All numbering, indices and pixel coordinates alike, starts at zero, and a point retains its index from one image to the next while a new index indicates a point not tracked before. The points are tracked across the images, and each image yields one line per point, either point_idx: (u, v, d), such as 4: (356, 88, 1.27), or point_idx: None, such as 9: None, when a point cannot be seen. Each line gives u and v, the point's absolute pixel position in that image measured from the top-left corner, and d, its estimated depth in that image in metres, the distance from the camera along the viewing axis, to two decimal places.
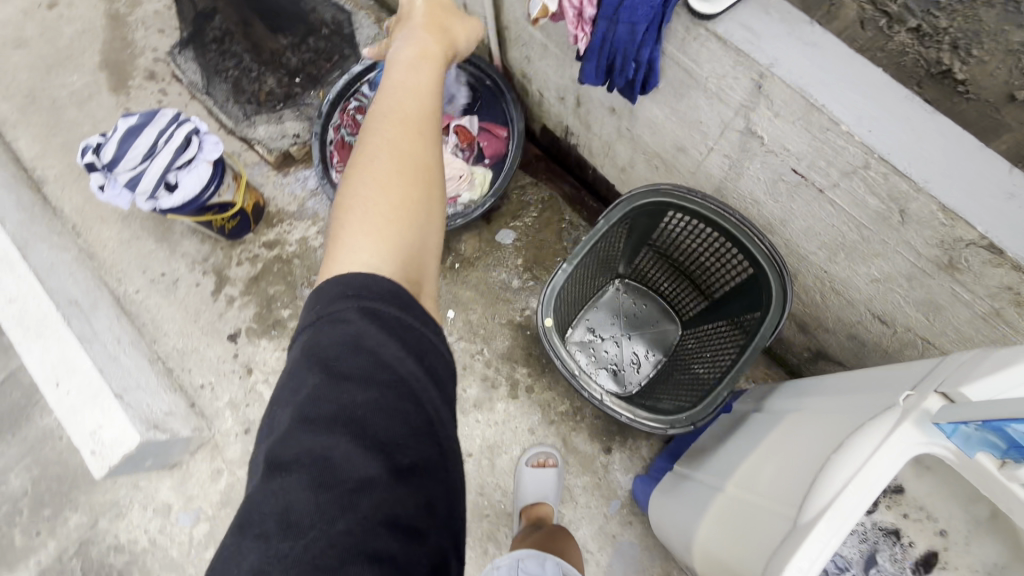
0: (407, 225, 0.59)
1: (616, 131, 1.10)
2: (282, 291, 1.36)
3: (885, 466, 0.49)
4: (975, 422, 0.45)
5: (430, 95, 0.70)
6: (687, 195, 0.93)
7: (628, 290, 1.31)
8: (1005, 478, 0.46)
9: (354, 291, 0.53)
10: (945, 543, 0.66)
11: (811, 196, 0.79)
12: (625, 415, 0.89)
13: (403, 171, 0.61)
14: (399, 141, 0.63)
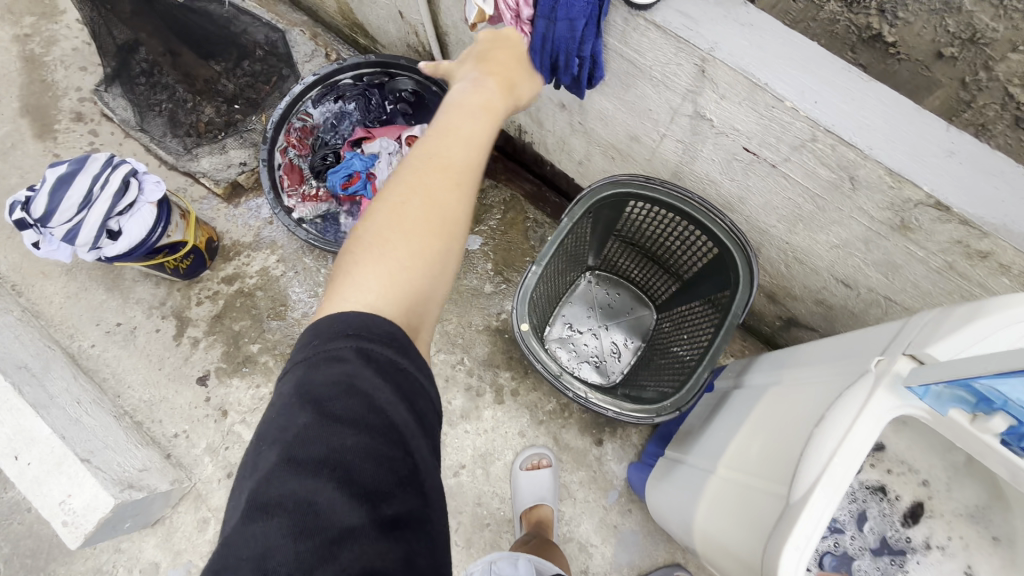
0: (419, 272, 0.57)
1: (569, 125, 1.10)
2: (248, 326, 1.31)
3: (865, 431, 0.50)
4: (944, 381, 0.46)
5: (479, 142, 0.67)
6: (646, 183, 0.94)
7: (600, 281, 1.32)
8: (978, 431, 0.47)
9: (354, 331, 0.51)
10: (928, 493, 0.69)
11: (765, 173, 0.80)
12: (611, 410, 0.87)
13: (429, 220, 0.59)
14: (433, 187, 0.61)
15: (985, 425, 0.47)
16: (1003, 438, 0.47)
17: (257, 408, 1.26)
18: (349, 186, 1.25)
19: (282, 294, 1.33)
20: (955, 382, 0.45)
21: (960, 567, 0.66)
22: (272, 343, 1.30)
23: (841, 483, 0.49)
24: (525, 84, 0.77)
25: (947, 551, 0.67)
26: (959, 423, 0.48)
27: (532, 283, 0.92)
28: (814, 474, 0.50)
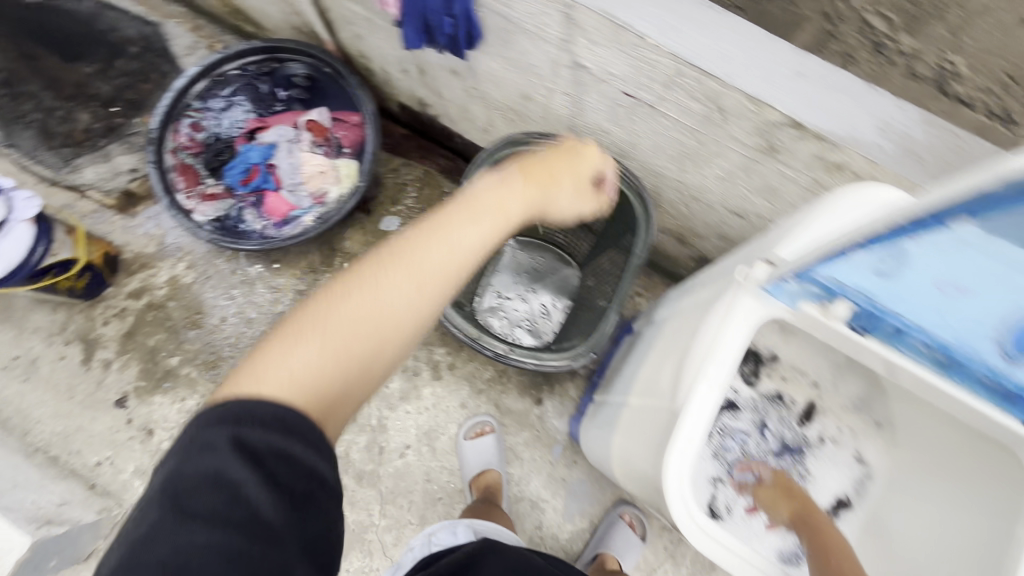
0: (334, 370, 0.50)
1: (465, 92, 1.09)
2: (164, 339, 1.24)
3: (730, 332, 0.56)
4: (794, 276, 0.52)
5: (470, 258, 0.57)
6: (543, 139, 0.94)
7: (523, 247, 1.34)
8: (827, 319, 0.52)
9: (237, 419, 0.45)
10: (819, 393, 0.76)
11: (648, 115, 0.83)
12: (530, 363, 0.89)
13: (369, 320, 0.51)
14: (389, 286, 0.52)
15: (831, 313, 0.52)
16: (852, 325, 0.51)
17: (184, 422, 1.20)
18: (249, 181, 1.22)
19: (196, 302, 1.27)
20: (802, 275, 0.51)
21: (850, 454, 0.74)
22: (193, 354, 1.24)
23: (717, 379, 0.56)
24: (552, 187, 0.68)
25: (838, 442, 0.75)
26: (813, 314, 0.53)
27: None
28: (693, 383, 0.56)
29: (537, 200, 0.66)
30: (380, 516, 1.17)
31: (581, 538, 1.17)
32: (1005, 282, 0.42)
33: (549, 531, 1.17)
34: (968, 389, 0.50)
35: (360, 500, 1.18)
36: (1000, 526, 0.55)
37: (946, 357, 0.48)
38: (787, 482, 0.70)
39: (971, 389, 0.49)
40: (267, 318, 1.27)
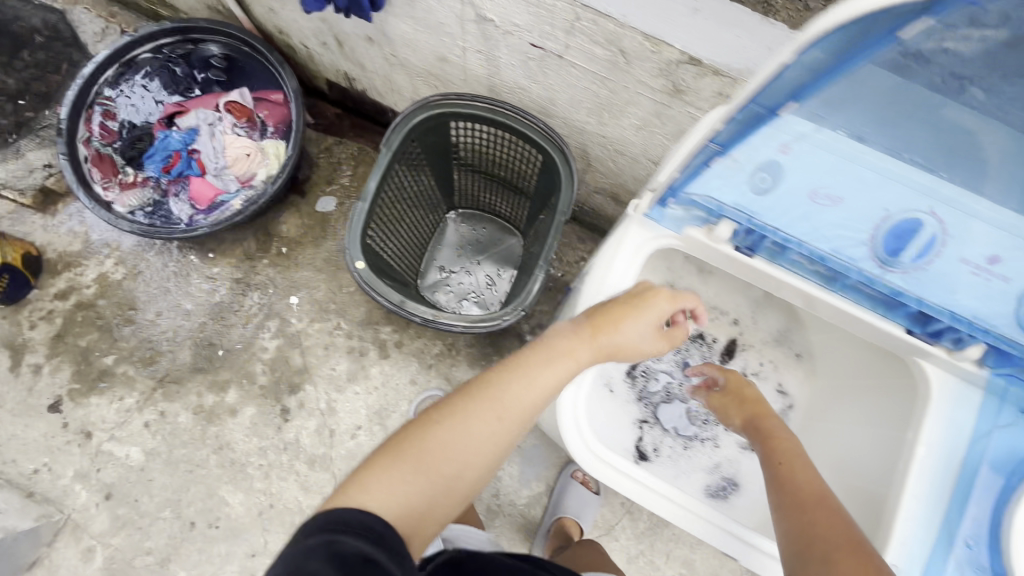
0: (422, 487, 0.51)
1: (385, 60, 1.07)
2: (96, 339, 1.20)
3: (624, 256, 0.66)
4: (671, 199, 0.61)
5: (544, 389, 0.58)
6: (458, 101, 0.93)
7: (465, 219, 1.32)
8: (707, 236, 0.62)
9: (335, 525, 0.44)
10: (740, 329, 0.78)
11: (559, 66, 0.82)
12: (459, 325, 0.86)
13: (453, 445, 0.54)
14: (473, 415, 0.55)
15: (710, 233, 0.62)
16: (737, 246, 0.62)
17: (124, 421, 1.17)
18: (170, 169, 1.16)
19: (129, 298, 1.23)
20: (677, 197, 0.61)
21: (772, 386, 0.76)
22: (128, 351, 1.20)
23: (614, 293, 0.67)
24: (622, 326, 0.62)
25: (760, 376, 0.77)
26: (699, 236, 0.63)
27: (362, 218, 0.87)
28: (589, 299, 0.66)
29: (608, 345, 0.62)
30: None
31: (539, 502, 1.18)
32: (857, 186, 0.52)
33: (507, 498, 1.18)
34: (847, 295, 0.60)
35: (313, 485, 1.16)
36: (889, 431, 0.62)
37: (826, 269, 0.59)
38: (743, 392, 0.68)
39: (850, 296, 0.60)
40: (205, 309, 1.23)
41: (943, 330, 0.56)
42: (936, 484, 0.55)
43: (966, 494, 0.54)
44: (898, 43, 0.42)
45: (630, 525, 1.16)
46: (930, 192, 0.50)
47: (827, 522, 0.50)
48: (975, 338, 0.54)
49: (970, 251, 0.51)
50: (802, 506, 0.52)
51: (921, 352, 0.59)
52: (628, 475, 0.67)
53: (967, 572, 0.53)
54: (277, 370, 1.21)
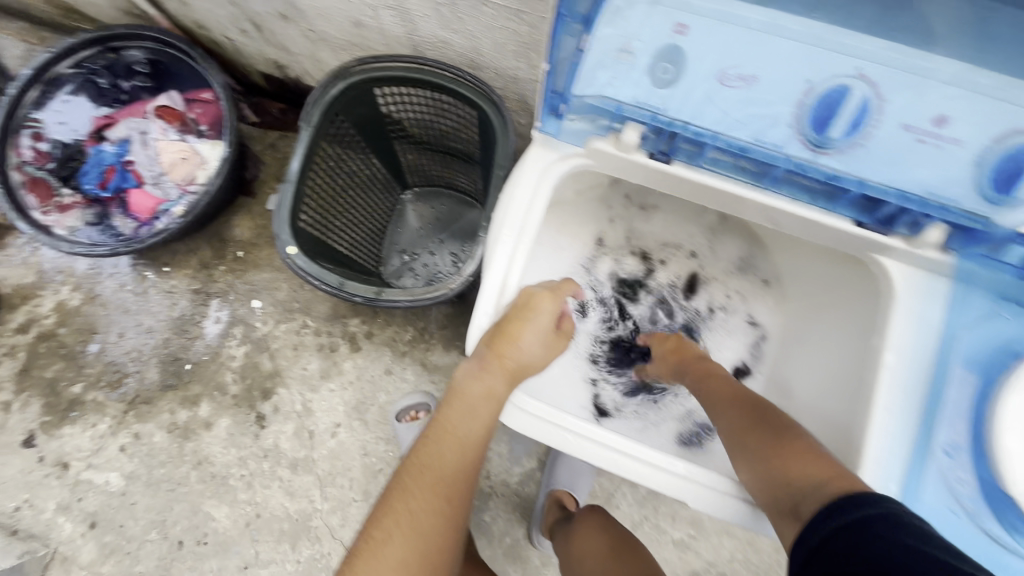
0: None
1: (305, 37, 1.01)
2: (62, 368, 1.17)
3: (530, 185, 0.60)
4: (566, 108, 0.55)
5: (472, 451, 0.61)
6: (375, 63, 0.88)
7: (423, 198, 1.25)
8: (618, 148, 0.56)
9: None
10: (698, 263, 0.80)
11: (472, 7, 0.75)
12: (404, 300, 0.88)
13: (414, 556, 0.54)
14: (420, 515, 0.56)
15: (621, 143, 0.56)
16: (651, 152, 0.56)
17: (100, 448, 1.14)
18: (108, 183, 1.15)
19: (90, 323, 1.20)
20: (574, 106, 0.54)
21: (741, 316, 0.77)
22: (96, 377, 1.17)
23: (517, 222, 0.60)
24: (520, 343, 0.61)
25: (728, 308, 0.78)
26: (608, 150, 0.57)
27: (288, 200, 0.89)
28: (496, 234, 0.60)
29: (514, 364, 0.61)
30: (323, 500, 1.11)
31: (533, 478, 1.13)
32: (767, 57, 0.46)
33: (498, 478, 1.13)
34: (781, 191, 0.55)
35: (298, 489, 1.12)
36: (860, 344, 0.58)
37: (754, 164, 0.53)
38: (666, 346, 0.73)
39: (786, 192, 0.54)
40: (168, 324, 1.20)
41: (896, 215, 0.52)
42: (909, 390, 0.51)
43: (941, 393, 0.51)
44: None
45: (630, 491, 1.10)
46: (846, 47, 0.45)
47: (749, 422, 0.57)
48: (931, 217, 0.49)
49: (911, 116, 0.45)
50: (728, 415, 0.59)
51: (882, 248, 0.54)
52: (571, 430, 0.60)
53: (946, 479, 0.49)
54: (248, 378, 1.17)
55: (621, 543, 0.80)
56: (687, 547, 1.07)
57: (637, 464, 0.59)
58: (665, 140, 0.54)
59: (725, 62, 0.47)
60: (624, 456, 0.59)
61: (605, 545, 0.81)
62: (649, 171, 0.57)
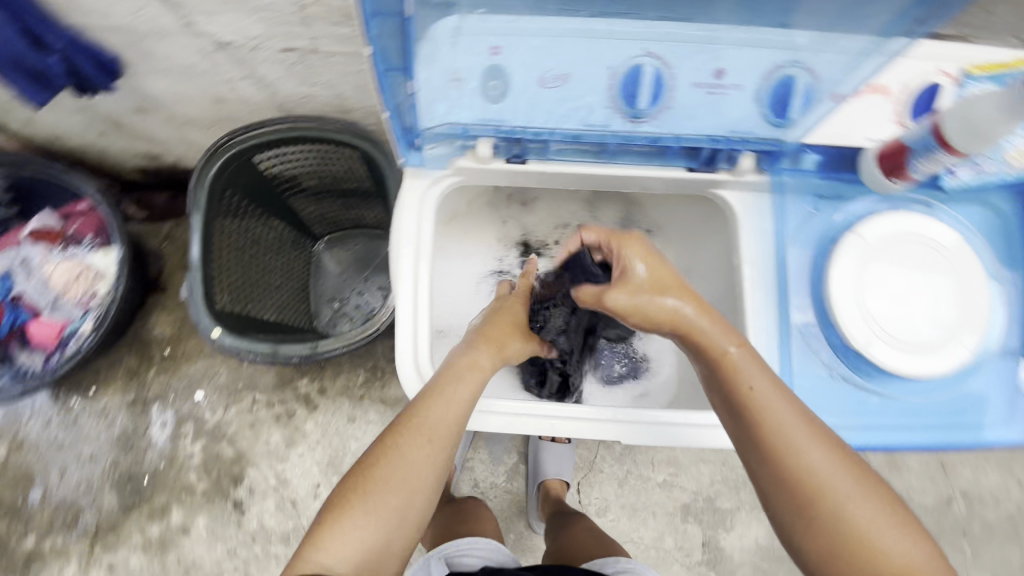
0: (381, 525, 0.55)
1: (168, 124, 1.00)
2: (8, 526, 1.10)
3: (413, 213, 0.64)
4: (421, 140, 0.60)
5: (465, 406, 0.59)
6: (242, 135, 0.89)
7: (333, 243, 1.26)
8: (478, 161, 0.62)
9: None
10: None
11: (322, 60, 0.79)
12: (342, 345, 0.92)
13: (399, 480, 0.56)
14: (406, 449, 0.57)
15: (478, 155, 0.62)
16: (507, 158, 0.62)
17: None
18: None
19: (25, 471, 1.13)
20: (426, 137, 0.59)
21: None
22: (48, 523, 1.11)
23: (413, 249, 0.64)
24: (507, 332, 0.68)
25: None
26: (470, 164, 0.63)
27: (198, 287, 0.90)
28: (396, 264, 0.64)
29: (505, 350, 0.67)
30: None
31: (518, 472, 1.18)
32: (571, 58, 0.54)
33: (486, 483, 1.17)
34: (622, 160, 0.62)
35: None
36: (729, 265, 0.66)
37: (592, 145, 0.60)
38: (656, 281, 0.57)
39: (626, 159, 0.62)
40: (110, 445, 1.15)
41: (715, 155, 0.61)
42: (770, 293, 0.61)
43: (792, 287, 0.60)
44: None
45: (608, 453, 1.18)
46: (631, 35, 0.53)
47: (810, 493, 0.49)
48: (740, 150, 0.59)
49: (698, 74, 0.54)
50: (786, 479, 0.50)
51: (717, 183, 0.63)
52: (511, 413, 0.65)
53: (817, 356, 0.59)
54: (212, 470, 1.14)
55: (600, 547, 0.84)
56: (672, 485, 1.16)
57: (578, 424, 0.64)
58: (514, 145, 0.61)
59: (539, 70, 0.54)
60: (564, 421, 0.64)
61: (585, 544, 0.86)
62: (510, 172, 0.64)
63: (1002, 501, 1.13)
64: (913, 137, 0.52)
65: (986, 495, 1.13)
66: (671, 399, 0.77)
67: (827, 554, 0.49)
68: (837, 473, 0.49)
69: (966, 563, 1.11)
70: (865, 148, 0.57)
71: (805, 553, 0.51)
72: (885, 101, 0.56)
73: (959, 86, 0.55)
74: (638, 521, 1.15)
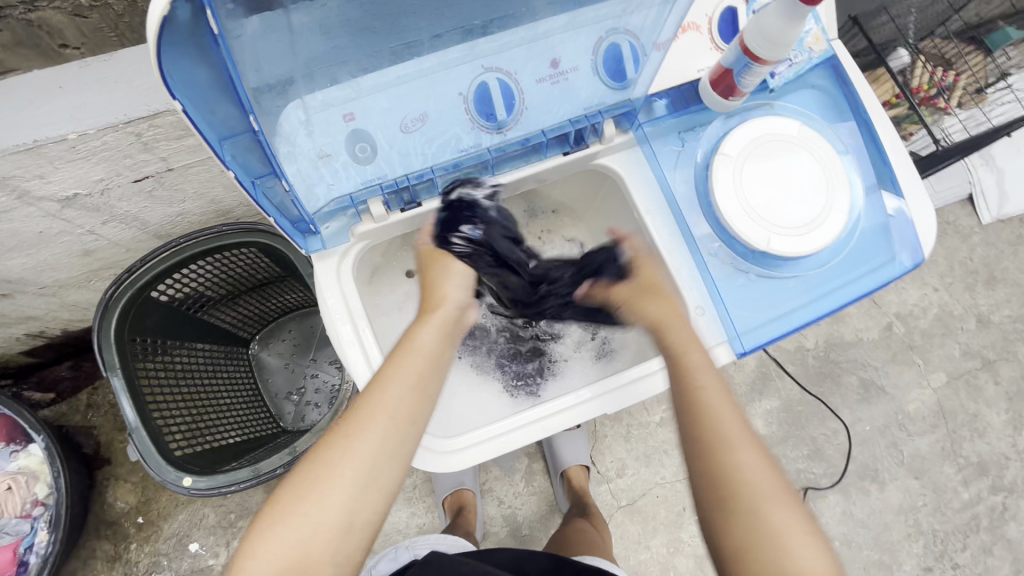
0: (307, 522, 0.48)
1: (41, 295, 0.92)
2: None
3: (335, 292, 0.64)
4: (314, 226, 0.61)
5: (396, 388, 0.53)
6: (131, 277, 0.84)
7: (266, 338, 1.20)
8: (378, 218, 0.63)
9: None
10: None
11: (182, 174, 0.76)
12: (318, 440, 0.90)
13: (322, 471, 0.50)
14: (332, 439, 0.51)
15: (375, 213, 0.63)
16: (402, 208, 0.65)
17: None
18: None
19: None
20: (319, 219, 0.60)
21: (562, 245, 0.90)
22: None
23: (349, 323, 0.64)
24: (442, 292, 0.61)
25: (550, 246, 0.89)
26: (370, 224, 0.64)
27: (148, 444, 0.85)
28: (339, 344, 0.63)
29: (440, 313, 0.60)
30: None
31: (534, 471, 1.20)
32: (423, 98, 0.57)
33: (510, 496, 1.19)
34: (504, 169, 0.67)
35: None
36: (635, 219, 0.72)
37: (473, 165, 0.64)
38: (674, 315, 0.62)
39: (508, 166, 0.67)
40: None
41: (581, 132, 0.66)
42: (670, 232, 0.67)
43: (689, 219, 0.66)
44: (229, 33, 0.40)
45: (605, 416, 1.23)
46: (468, 56, 0.56)
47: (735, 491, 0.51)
48: (600, 120, 0.65)
49: (538, 71, 0.59)
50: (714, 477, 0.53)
51: (593, 155, 0.69)
52: (505, 433, 0.67)
53: (733, 263, 0.66)
54: None
55: (583, 547, 0.85)
56: (670, 418, 1.23)
57: (563, 416, 0.67)
58: (404, 194, 0.63)
59: (398, 117, 0.57)
60: (550, 418, 0.67)
61: (571, 541, 0.88)
62: (413, 218, 0.66)
63: (929, 308, 1.28)
64: (731, 60, 0.59)
65: (915, 309, 1.28)
66: (637, 350, 0.82)
67: (736, 547, 0.51)
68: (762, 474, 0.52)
69: (922, 371, 1.26)
70: (701, 78, 0.64)
71: (721, 545, 0.52)
72: (699, 35, 0.63)
73: (749, 2, 0.63)
74: (656, 464, 1.21)
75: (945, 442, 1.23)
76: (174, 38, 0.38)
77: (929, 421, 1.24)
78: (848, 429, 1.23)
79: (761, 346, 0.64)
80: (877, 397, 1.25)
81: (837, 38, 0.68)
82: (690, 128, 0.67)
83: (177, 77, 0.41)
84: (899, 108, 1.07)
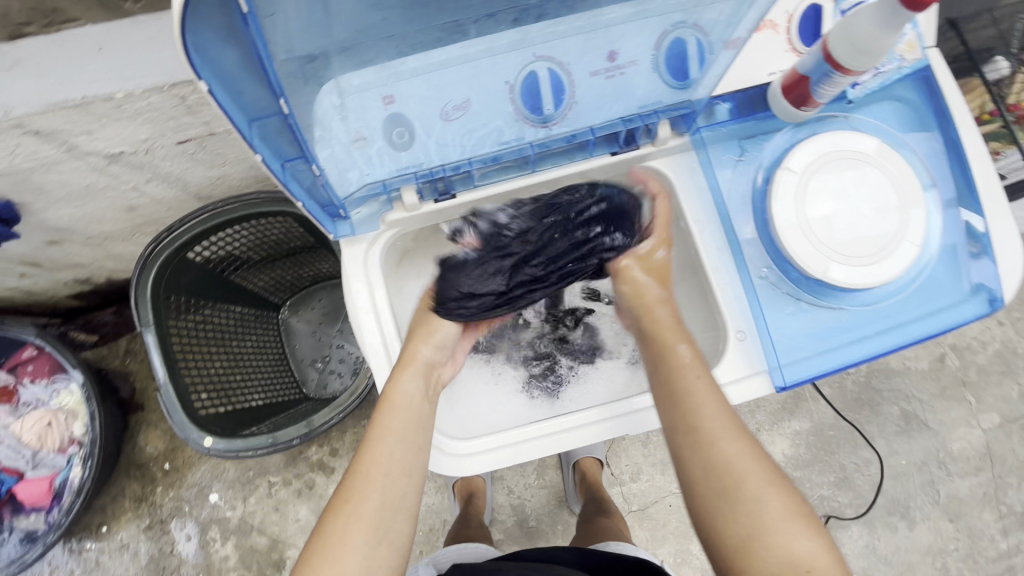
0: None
1: (87, 245, 0.95)
2: None
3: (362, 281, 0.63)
4: (344, 210, 0.59)
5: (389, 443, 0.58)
6: (171, 235, 0.85)
7: (296, 306, 1.21)
8: (409, 206, 0.61)
9: None
10: None
11: (224, 139, 0.76)
12: (335, 416, 0.92)
13: (334, 538, 0.53)
14: (342, 506, 0.55)
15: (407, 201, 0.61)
16: (436, 198, 0.63)
17: None
18: None
19: None
20: (349, 204, 0.59)
21: None
22: None
23: (376, 313, 0.63)
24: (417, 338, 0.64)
25: None
26: (401, 210, 0.62)
27: (176, 403, 0.88)
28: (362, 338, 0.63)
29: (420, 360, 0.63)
30: None
31: (546, 465, 1.19)
32: (467, 86, 0.54)
33: (520, 486, 1.18)
34: (545, 165, 0.63)
35: None
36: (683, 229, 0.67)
37: (513, 159, 0.61)
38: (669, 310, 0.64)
39: (550, 162, 0.63)
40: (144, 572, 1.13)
41: (631, 132, 0.62)
42: (717, 248, 0.63)
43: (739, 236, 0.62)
44: (261, 10, 0.38)
45: None
46: (520, 45, 0.53)
47: (737, 476, 0.52)
48: (654, 121, 0.61)
49: (594, 64, 0.55)
50: (707, 465, 0.53)
51: (641, 157, 0.65)
52: (528, 436, 0.65)
53: (785, 287, 0.61)
54: (252, 563, 1.13)
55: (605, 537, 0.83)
56: None
57: (592, 427, 0.65)
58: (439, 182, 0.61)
59: (440, 103, 0.55)
60: (582, 426, 0.65)
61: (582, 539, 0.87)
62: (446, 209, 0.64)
63: (990, 343, 1.19)
64: (810, 65, 0.54)
65: (974, 342, 1.19)
66: None
67: (744, 537, 0.50)
68: (751, 459, 0.53)
69: (973, 410, 1.18)
70: (770, 83, 0.59)
71: (724, 539, 0.51)
72: (775, 34, 0.58)
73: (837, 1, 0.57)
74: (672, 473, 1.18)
75: (988, 487, 1.15)
76: (203, 21, 0.37)
77: (973, 463, 1.16)
78: (881, 461, 1.17)
79: (803, 380, 0.60)
80: (919, 431, 1.17)
81: (933, 46, 0.60)
82: (751, 136, 0.62)
83: (204, 57, 0.38)
84: (990, 125, 0.97)
